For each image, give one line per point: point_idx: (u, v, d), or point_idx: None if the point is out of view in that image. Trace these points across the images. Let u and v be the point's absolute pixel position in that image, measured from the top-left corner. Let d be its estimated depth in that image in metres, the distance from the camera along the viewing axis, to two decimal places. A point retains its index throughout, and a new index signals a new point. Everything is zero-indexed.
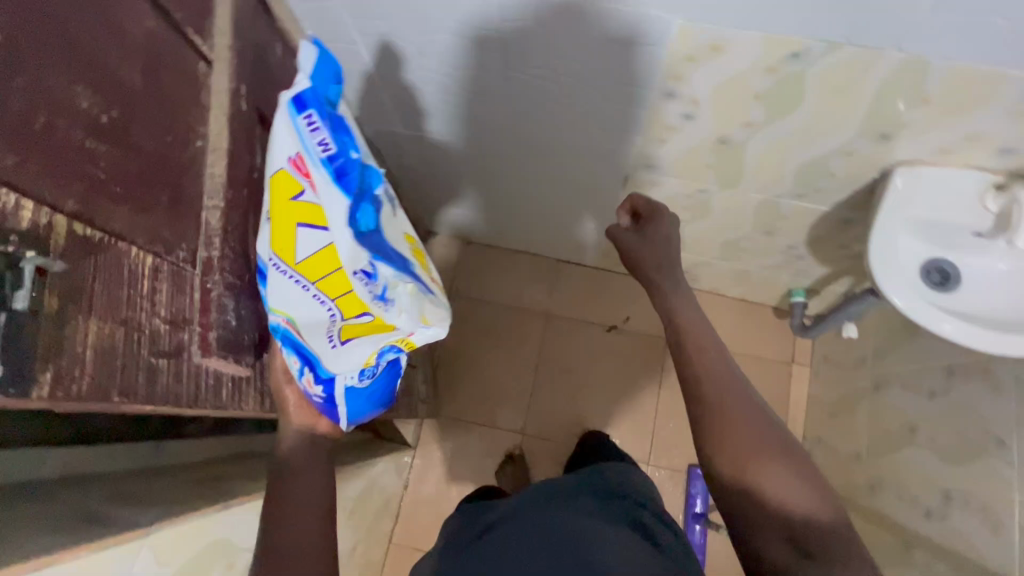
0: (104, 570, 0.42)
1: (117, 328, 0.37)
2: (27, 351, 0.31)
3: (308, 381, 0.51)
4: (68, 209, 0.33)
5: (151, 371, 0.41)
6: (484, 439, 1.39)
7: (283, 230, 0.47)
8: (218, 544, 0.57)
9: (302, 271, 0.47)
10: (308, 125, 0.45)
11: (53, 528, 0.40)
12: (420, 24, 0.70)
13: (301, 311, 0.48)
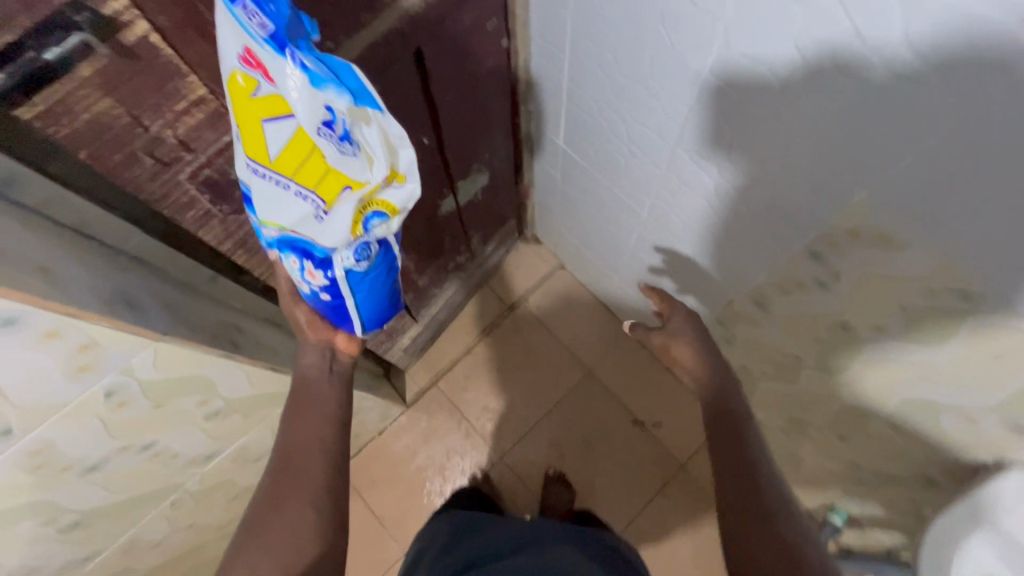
0: (113, 349, 0.48)
1: (125, 117, 0.44)
2: (37, 85, 0.38)
3: (311, 275, 0.54)
4: (155, 21, 0.39)
5: (132, 159, 0.47)
6: (466, 439, 1.40)
7: (249, 131, 0.44)
8: (202, 380, 0.63)
9: (279, 167, 0.46)
10: (247, 12, 0.39)
11: (97, 295, 0.46)
12: (627, 66, 0.72)
13: (286, 209, 0.49)
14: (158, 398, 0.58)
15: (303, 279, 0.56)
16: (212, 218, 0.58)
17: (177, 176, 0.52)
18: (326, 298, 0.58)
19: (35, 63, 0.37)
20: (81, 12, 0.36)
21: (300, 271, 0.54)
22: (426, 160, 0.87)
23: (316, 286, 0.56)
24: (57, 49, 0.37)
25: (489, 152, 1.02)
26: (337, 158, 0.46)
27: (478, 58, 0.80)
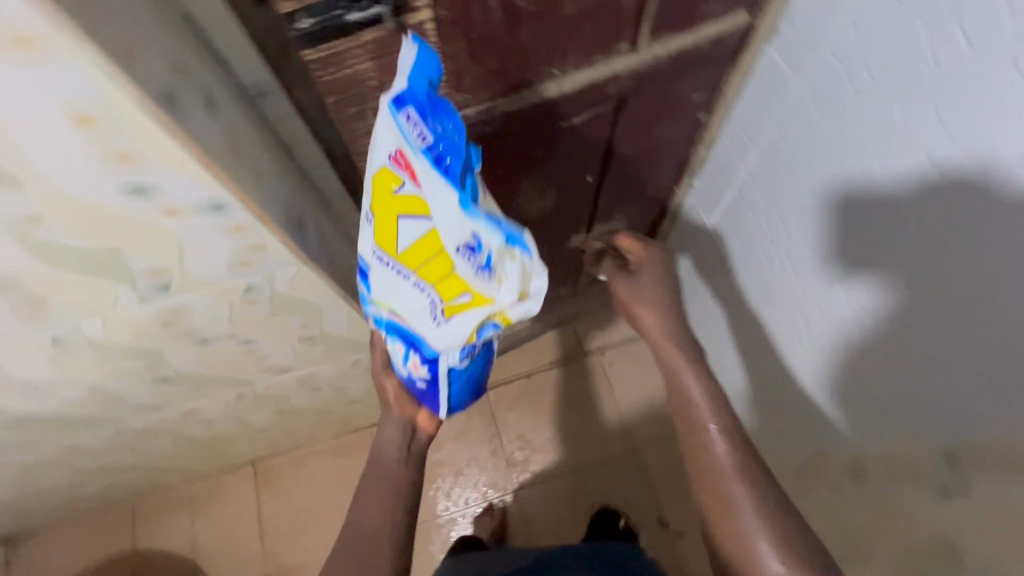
0: (272, 258, 0.53)
1: (377, 79, 0.50)
2: (329, 37, 0.44)
3: (415, 363, 0.57)
4: (438, 12, 0.48)
5: (360, 115, 0.53)
6: (491, 455, 1.39)
7: (385, 222, 0.47)
8: (314, 308, 0.68)
9: (403, 262, 0.48)
10: (412, 121, 0.41)
11: (284, 206, 0.52)
12: (813, 182, 0.70)
13: (403, 300, 0.50)
14: (280, 308, 0.65)
15: (403, 365, 0.59)
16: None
17: None
18: (422, 386, 0.60)
19: (339, 20, 0.43)
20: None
21: (406, 356, 0.57)
22: (578, 195, 0.90)
23: (417, 375, 0.59)
24: (358, 13, 0.43)
25: (636, 208, 1.03)
26: (472, 274, 0.46)
27: (671, 119, 0.81)
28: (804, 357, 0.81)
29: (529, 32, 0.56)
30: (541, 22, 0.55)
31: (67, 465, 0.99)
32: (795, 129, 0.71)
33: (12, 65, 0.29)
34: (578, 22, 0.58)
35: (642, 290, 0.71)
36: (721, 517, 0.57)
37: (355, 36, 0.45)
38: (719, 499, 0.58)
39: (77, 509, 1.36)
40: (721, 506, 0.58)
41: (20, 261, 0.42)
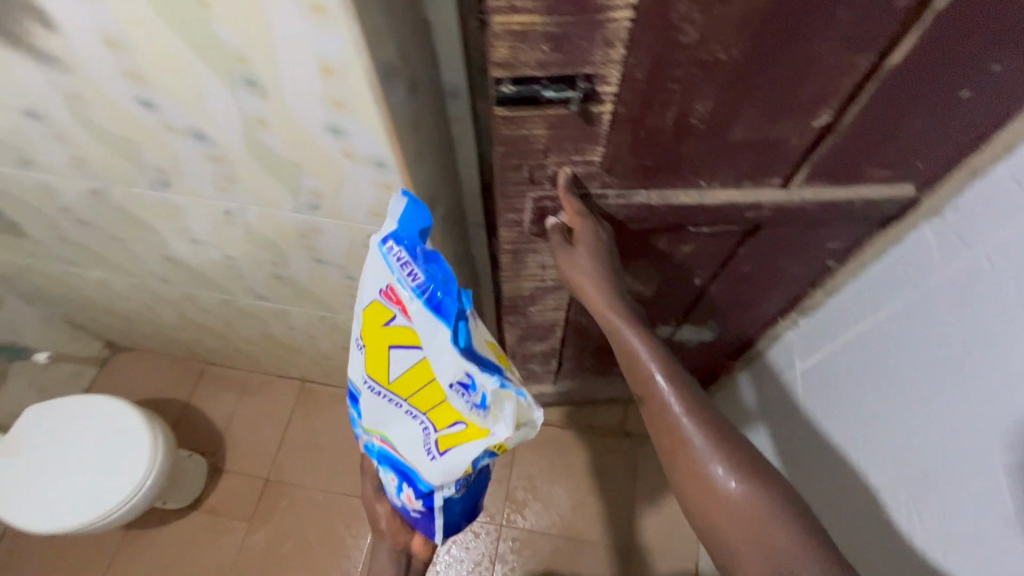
0: None
1: (543, 143, 0.60)
2: (522, 104, 0.54)
3: (409, 497, 0.60)
4: (618, 107, 0.56)
5: (518, 166, 0.63)
6: (496, 480, 1.43)
7: (378, 353, 0.58)
8: None
9: (395, 388, 0.58)
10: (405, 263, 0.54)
11: (427, 187, 0.61)
12: (910, 369, 0.70)
13: (397, 428, 0.59)
14: None
15: (399, 498, 0.63)
16: (520, 224, 0.73)
17: (528, 191, 0.67)
18: (416, 515, 0.63)
19: (536, 94, 0.53)
20: (589, 77, 0.52)
21: (401, 491, 0.61)
22: (678, 293, 0.92)
23: (410, 507, 0.62)
24: (553, 91, 0.53)
25: (731, 323, 1.02)
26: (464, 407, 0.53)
27: (798, 256, 0.81)
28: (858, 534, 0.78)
29: (693, 145, 0.61)
30: (706, 139, 0.61)
31: (180, 310, 1.20)
32: (911, 316, 0.71)
33: (303, 20, 0.39)
34: (739, 148, 0.62)
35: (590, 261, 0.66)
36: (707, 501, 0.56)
37: (543, 107, 0.55)
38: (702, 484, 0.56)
39: (166, 348, 1.60)
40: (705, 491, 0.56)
41: (238, 146, 0.56)
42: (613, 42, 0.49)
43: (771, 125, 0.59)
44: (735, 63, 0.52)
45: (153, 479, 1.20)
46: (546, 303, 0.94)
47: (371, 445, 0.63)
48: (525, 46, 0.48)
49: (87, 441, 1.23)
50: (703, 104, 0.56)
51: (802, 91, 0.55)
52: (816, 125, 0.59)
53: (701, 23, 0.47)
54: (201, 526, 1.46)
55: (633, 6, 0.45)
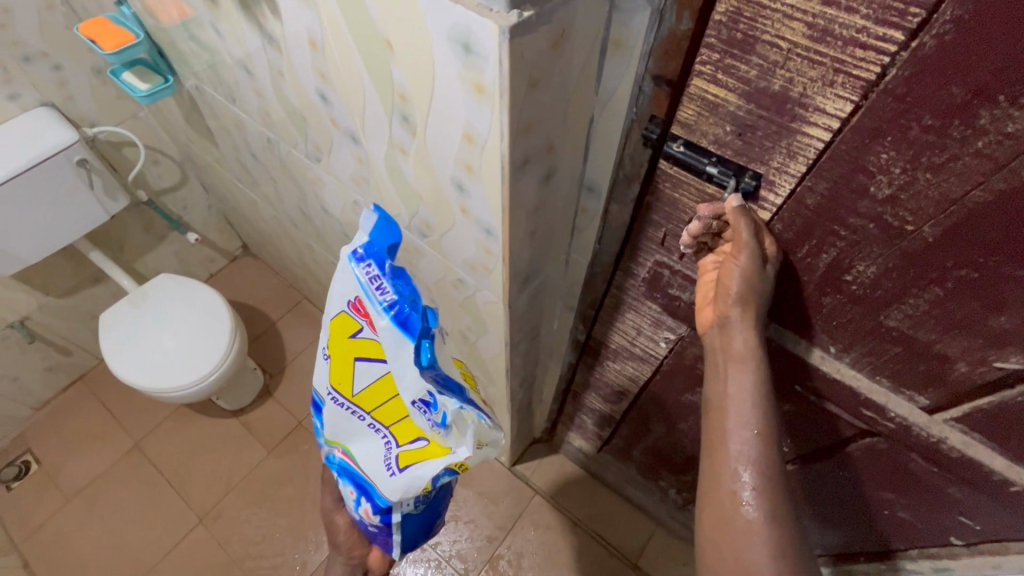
0: (485, 278, 0.62)
1: (688, 215, 0.53)
2: (683, 169, 0.49)
3: (367, 511, 0.60)
4: (772, 222, 0.49)
5: (656, 226, 0.57)
6: (486, 537, 1.36)
7: (344, 364, 0.58)
8: (477, 328, 0.76)
9: (357, 400, 0.58)
10: (372, 273, 0.52)
11: (528, 258, 0.59)
12: None
13: (359, 439, 0.60)
14: (465, 307, 0.74)
15: (355, 512, 0.63)
16: (634, 280, 0.66)
17: (653, 255, 0.61)
18: (376, 530, 0.62)
19: (699, 168, 0.48)
20: (759, 173, 0.46)
21: (360, 504, 0.61)
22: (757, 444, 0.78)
23: (367, 521, 0.61)
24: (718, 170, 0.47)
25: (806, 521, 0.86)
26: (424, 425, 0.54)
27: (914, 501, 0.66)
28: None
29: (837, 303, 0.51)
30: (854, 306, 0.50)
31: (299, 251, 1.33)
32: None
33: (464, 92, 0.40)
34: (890, 338, 0.50)
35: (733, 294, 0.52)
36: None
37: (702, 182, 0.50)
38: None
39: (282, 271, 1.80)
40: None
41: (382, 162, 0.59)
42: (797, 156, 0.43)
43: (946, 336, 0.46)
44: (929, 244, 0.42)
45: (210, 379, 1.33)
46: (625, 368, 0.86)
47: (331, 456, 0.64)
48: (711, 117, 0.44)
49: (184, 323, 1.39)
50: (865, 265, 0.46)
51: (993, 316, 0.43)
52: (996, 365, 0.45)
53: (900, 180, 0.40)
54: (232, 432, 1.59)
55: (834, 129, 0.39)
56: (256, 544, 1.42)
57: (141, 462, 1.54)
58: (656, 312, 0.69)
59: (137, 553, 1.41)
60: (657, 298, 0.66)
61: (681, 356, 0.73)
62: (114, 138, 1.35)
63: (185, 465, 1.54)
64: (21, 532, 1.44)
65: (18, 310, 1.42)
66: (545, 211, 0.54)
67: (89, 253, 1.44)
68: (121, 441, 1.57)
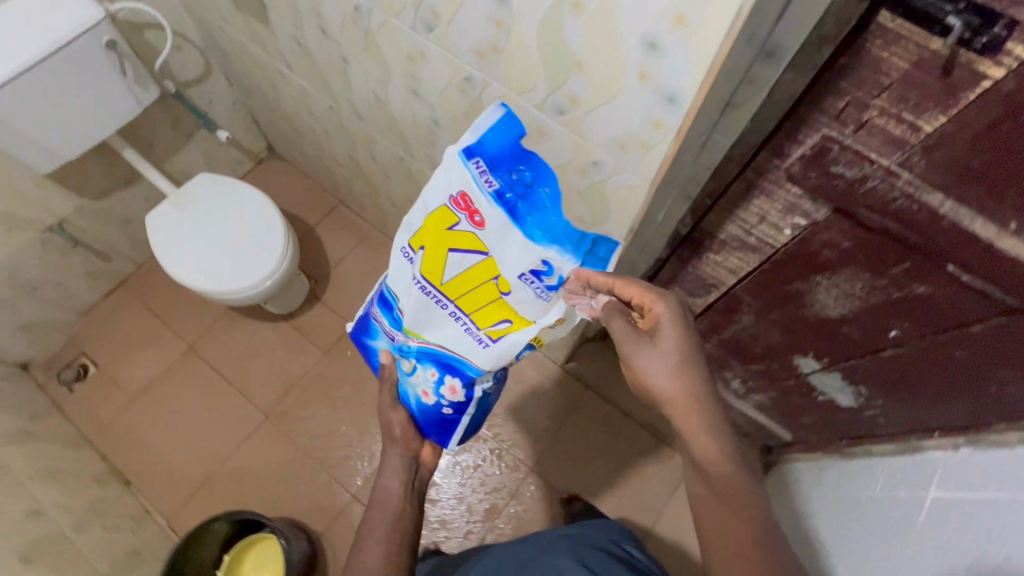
0: (639, 154, 0.58)
1: (890, 77, 0.50)
2: (915, 19, 0.45)
3: (450, 387, 0.74)
4: (1003, 81, 0.45)
5: (840, 94, 0.54)
6: (543, 428, 1.45)
7: (438, 256, 0.66)
8: (598, 216, 0.73)
9: (445, 288, 0.68)
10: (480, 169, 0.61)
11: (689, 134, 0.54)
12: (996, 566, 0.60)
13: (443, 327, 0.72)
14: (586, 196, 0.71)
15: (433, 394, 0.76)
16: (783, 161, 0.63)
17: (822, 129, 0.57)
18: (450, 411, 0.77)
19: (941, 17, 0.44)
20: (1015, 19, 0.41)
21: (442, 385, 0.74)
22: (866, 331, 0.78)
23: (447, 399, 0.75)
24: (962, 22, 0.43)
25: (886, 402, 0.90)
26: (531, 297, 0.65)
27: None
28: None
29: None
30: None
31: (351, 146, 1.26)
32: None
33: None
34: None
35: (661, 354, 0.62)
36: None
37: (929, 35, 0.45)
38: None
39: (315, 173, 1.73)
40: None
41: (535, 24, 0.54)
42: None
43: None
44: None
45: (267, 283, 1.32)
46: (727, 260, 0.86)
47: (407, 347, 0.76)
48: None
49: (238, 227, 1.35)
50: None
51: None
52: None
53: None
54: (285, 336, 1.61)
55: None
56: (323, 437, 1.49)
57: (198, 363, 1.57)
58: (794, 197, 0.67)
59: (209, 446, 1.47)
60: (810, 179, 0.61)
61: (806, 246, 0.72)
62: (136, 17, 1.21)
63: (242, 365, 1.57)
64: (92, 428, 1.49)
65: (55, 211, 1.36)
66: (727, 80, 0.50)
67: (122, 151, 1.35)
68: (175, 344, 1.59)
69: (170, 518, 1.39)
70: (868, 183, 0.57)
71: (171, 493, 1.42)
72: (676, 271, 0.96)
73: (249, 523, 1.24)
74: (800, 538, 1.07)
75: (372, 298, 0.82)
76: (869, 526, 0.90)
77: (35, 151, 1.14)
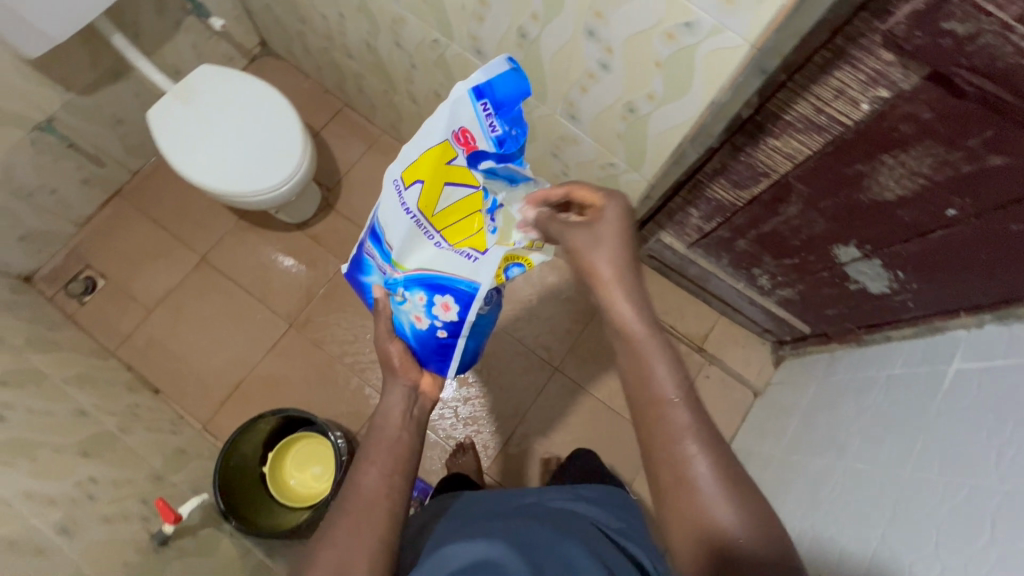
0: (753, 7, 0.57)
1: None
2: None
3: (444, 305, 0.72)
4: None
5: None
6: (565, 331, 1.52)
7: (433, 188, 0.67)
8: (679, 89, 0.72)
9: (433, 219, 0.70)
10: (485, 110, 0.63)
11: None
12: None
13: (429, 258, 0.72)
14: (667, 65, 0.70)
15: (427, 319, 0.73)
16: (885, 22, 0.61)
17: None
18: (445, 334, 0.73)
19: None
20: None
21: (435, 305, 0.72)
22: (920, 211, 0.81)
23: (442, 321, 0.73)
24: None
25: (919, 284, 0.94)
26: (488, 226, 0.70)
27: None
28: (870, 455, 0.92)
29: None
30: None
31: (371, 33, 1.16)
32: None
33: None
34: None
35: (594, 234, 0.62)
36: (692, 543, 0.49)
37: None
38: (691, 509, 0.49)
39: (317, 71, 1.60)
40: (696, 524, 0.49)
41: None
42: None
43: None
44: None
45: (285, 190, 1.25)
46: (786, 146, 0.85)
47: (396, 279, 0.74)
48: None
49: (256, 135, 1.27)
50: None
51: None
52: None
53: None
54: (301, 245, 1.56)
55: None
56: (350, 343, 1.50)
57: (215, 274, 1.53)
58: (884, 64, 0.65)
59: (236, 354, 1.48)
60: (914, 40, 0.61)
61: (882, 120, 0.72)
62: None
63: (260, 275, 1.54)
64: (113, 339, 1.47)
65: (42, 104, 1.24)
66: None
67: (110, 37, 1.22)
68: (186, 256, 1.54)
69: (206, 422, 1.42)
70: (977, 41, 0.56)
71: (203, 399, 1.44)
72: (726, 161, 0.94)
73: (296, 420, 1.27)
74: (796, 452, 1.13)
75: (359, 242, 0.78)
76: (904, 398, 0.93)
77: (23, 31, 1.02)
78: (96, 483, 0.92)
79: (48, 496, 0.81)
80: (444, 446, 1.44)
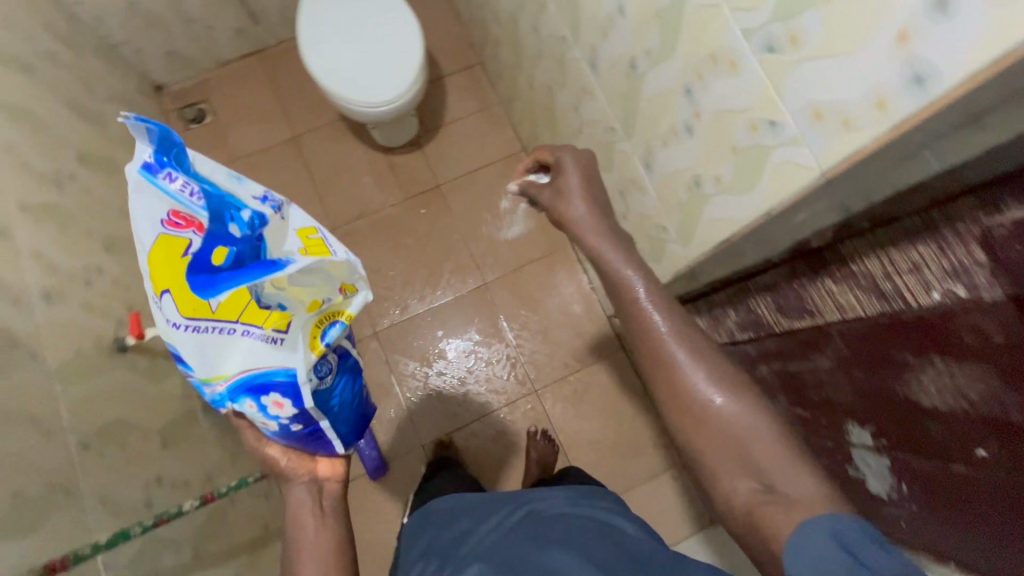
0: (839, 132, 0.51)
1: None
2: None
3: (277, 403, 0.60)
4: None
5: None
6: (562, 362, 1.49)
7: (184, 289, 0.56)
8: (743, 183, 0.67)
9: (211, 317, 0.57)
10: (169, 178, 0.54)
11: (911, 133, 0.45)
12: None
13: (229, 367, 0.59)
14: (741, 153, 0.65)
15: (267, 422, 0.61)
16: (996, 215, 0.53)
17: None
18: (300, 428, 0.63)
19: None
20: None
21: (267, 407, 0.60)
22: (945, 439, 0.65)
23: (286, 418, 0.61)
24: None
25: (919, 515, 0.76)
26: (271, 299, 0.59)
27: None
28: None
29: None
30: None
31: (519, 7, 1.17)
32: None
33: None
34: None
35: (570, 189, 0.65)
36: (681, 416, 0.54)
37: None
38: (692, 412, 0.54)
39: (469, 22, 1.64)
40: (698, 417, 0.53)
41: None
42: None
43: None
44: None
45: (378, 110, 1.30)
46: (842, 296, 0.78)
47: (217, 398, 0.60)
48: None
49: (379, 54, 1.32)
50: None
51: None
52: None
53: None
54: (377, 166, 1.63)
55: None
56: (372, 270, 1.55)
57: (296, 155, 1.64)
58: (972, 261, 0.56)
59: None
60: (1011, 248, 0.51)
61: (942, 319, 0.61)
62: None
63: (331, 174, 1.63)
64: None
65: None
66: (984, 90, 0.40)
67: None
68: (282, 129, 1.66)
69: None
70: None
71: None
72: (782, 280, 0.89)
73: None
74: None
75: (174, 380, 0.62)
76: None
77: None
78: (100, 275, 1.03)
79: (54, 266, 0.92)
80: (401, 402, 1.46)
